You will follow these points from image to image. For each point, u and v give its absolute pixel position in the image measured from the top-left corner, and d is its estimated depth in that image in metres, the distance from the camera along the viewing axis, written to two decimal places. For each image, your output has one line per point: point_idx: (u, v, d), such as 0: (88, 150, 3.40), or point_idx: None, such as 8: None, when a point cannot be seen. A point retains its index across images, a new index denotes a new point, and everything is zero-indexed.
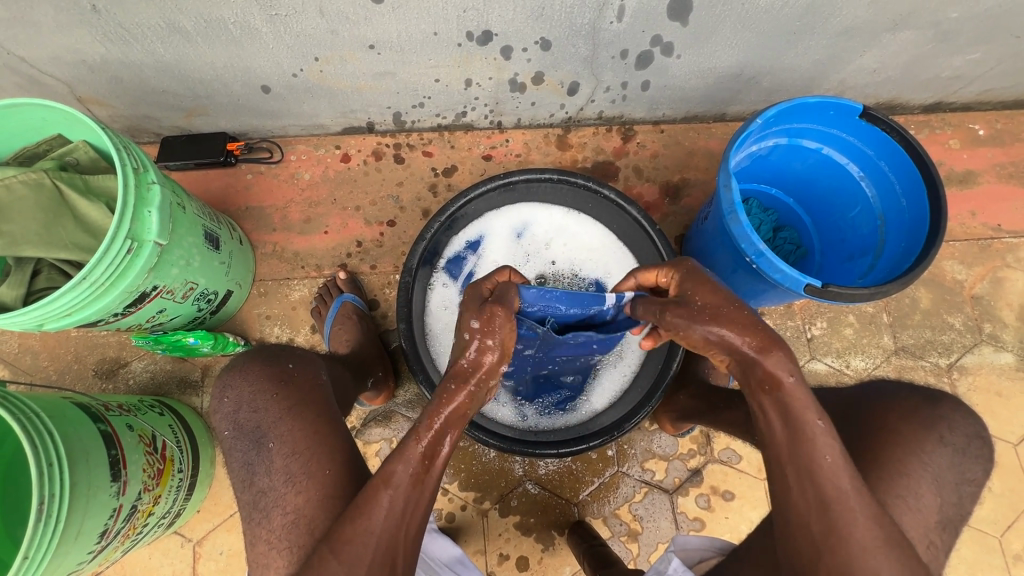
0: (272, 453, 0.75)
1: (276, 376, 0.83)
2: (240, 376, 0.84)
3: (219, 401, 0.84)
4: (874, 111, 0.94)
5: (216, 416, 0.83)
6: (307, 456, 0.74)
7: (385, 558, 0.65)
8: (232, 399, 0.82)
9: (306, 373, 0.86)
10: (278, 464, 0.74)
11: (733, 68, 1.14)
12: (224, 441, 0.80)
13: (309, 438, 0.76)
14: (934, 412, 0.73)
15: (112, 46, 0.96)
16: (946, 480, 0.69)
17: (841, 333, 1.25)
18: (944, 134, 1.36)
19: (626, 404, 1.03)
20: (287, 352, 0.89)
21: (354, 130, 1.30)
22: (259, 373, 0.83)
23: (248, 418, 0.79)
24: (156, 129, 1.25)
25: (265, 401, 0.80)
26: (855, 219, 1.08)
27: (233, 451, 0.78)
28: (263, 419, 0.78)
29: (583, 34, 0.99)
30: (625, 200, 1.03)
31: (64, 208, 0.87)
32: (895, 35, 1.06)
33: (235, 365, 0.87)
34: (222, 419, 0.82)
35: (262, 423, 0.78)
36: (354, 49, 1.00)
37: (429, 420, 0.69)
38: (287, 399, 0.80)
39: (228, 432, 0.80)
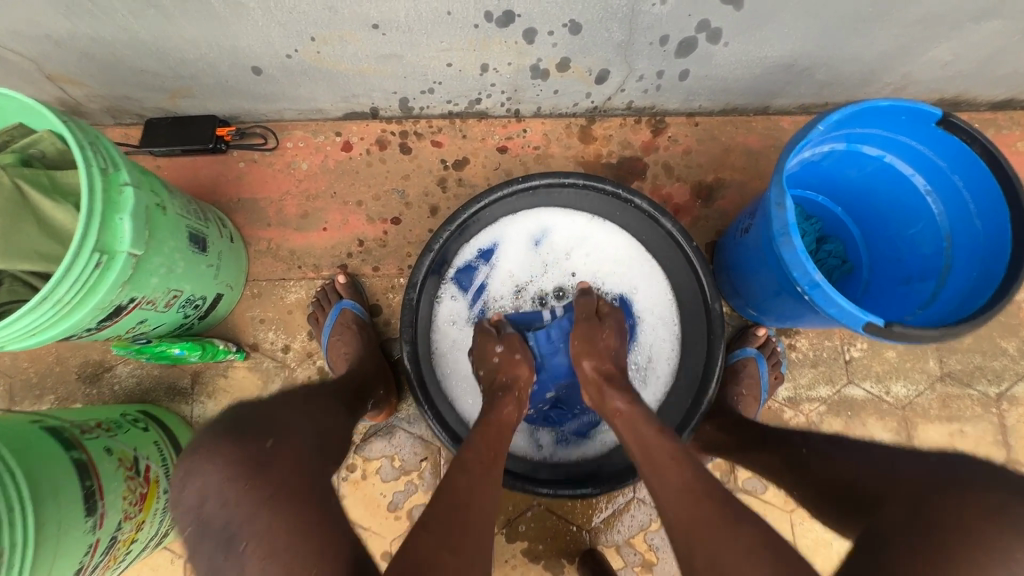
0: (245, 553, 0.56)
1: (251, 459, 0.62)
2: (202, 458, 0.62)
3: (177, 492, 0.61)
4: (956, 119, 0.81)
5: (174, 508, 0.61)
6: (287, 557, 0.56)
7: (475, 527, 0.62)
8: (192, 490, 0.60)
9: (293, 450, 0.67)
10: (255, 565, 0.56)
11: (786, 59, 1.00)
12: (184, 535, 0.60)
13: (294, 534, 0.57)
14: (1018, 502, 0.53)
15: (78, 21, 0.84)
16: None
17: (883, 356, 1.15)
18: (1012, 135, 1.22)
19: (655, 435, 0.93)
20: (266, 422, 0.69)
21: (356, 116, 1.18)
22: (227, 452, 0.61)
23: (215, 513, 0.58)
24: (138, 111, 1.13)
25: (238, 492, 0.59)
26: (915, 237, 0.96)
27: (200, 548, 0.58)
28: (233, 515, 0.58)
29: (620, 17, 0.86)
30: (659, 210, 0.91)
31: (26, 210, 0.77)
32: (979, 25, 0.91)
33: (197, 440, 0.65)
34: (180, 513, 0.60)
35: (232, 521, 0.58)
36: (355, 28, 0.87)
37: (486, 417, 0.80)
38: (268, 486, 0.60)
39: (187, 529, 0.60)
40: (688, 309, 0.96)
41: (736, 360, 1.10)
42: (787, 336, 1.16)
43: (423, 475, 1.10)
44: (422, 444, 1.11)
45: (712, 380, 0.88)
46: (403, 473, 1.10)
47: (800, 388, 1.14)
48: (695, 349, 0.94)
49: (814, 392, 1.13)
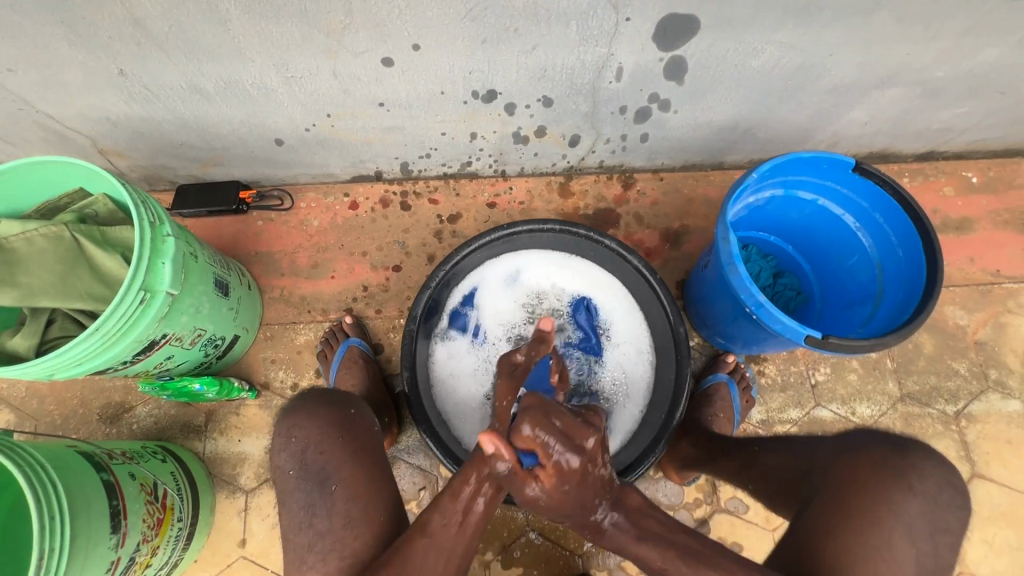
0: (334, 496, 0.69)
1: (339, 420, 0.75)
2: (305, 416, 0.75)
3: (283, 441, 0.74)
4: (867, 166, 0.96)
5: (278, 455, 0.73)
6: (369, 502, 0.70)
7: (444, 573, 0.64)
8: (298, 440, 0.73)
9: (367, 420, 0.79)
10: (340, 507, 0.68)
11: (728, 122, 1.18)
12: (285, 482, 0.71)
13: (372, 481, 0.71)
14: (902, 462, 0.65)
15: (135, 105, 1.01)
16: (918, 529, 0.61)
17: (845, 380, 1.25)
18: (938, 181, 1.40)
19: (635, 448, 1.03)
20: (345, 395, 0.81)
21: (363, 178, 1.35)
22: (327, 415, 0.75)
23: (315, 458, 0.71)
24: (172, 178, 1.29)
25: (332, 445, 0.72)
26: (854, 267, 1.09)
27: (294, 492, 0.70)
28: (330, 459, 0.71)
29: (584, 93, 1.04)
30: (626, 249, 1.05)
31: (82, 258, 0.90)
32: (884, 92, 1.10)
33: (293, 404, 0.77)
34: (282, 458, 0.72)
35: (330, 464, 0.71)
36: (365, 106, 1.05)
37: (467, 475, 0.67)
38: (353, 444, 0.73)
39: (292, 472, 0.71)
40: (659, 334, 1.08)
41: (709, 386, 1.19)
42: (756, 363, 1.26)
43: (421, 503, 1.16)
44: (421, 474, 1.17)
45: (682, 402, 0.98)
46: (403, 502, 1.16)
47: (772, 412, 1.23)
48: (667, 369, 1.05)
49: (785, 415, 1.22)
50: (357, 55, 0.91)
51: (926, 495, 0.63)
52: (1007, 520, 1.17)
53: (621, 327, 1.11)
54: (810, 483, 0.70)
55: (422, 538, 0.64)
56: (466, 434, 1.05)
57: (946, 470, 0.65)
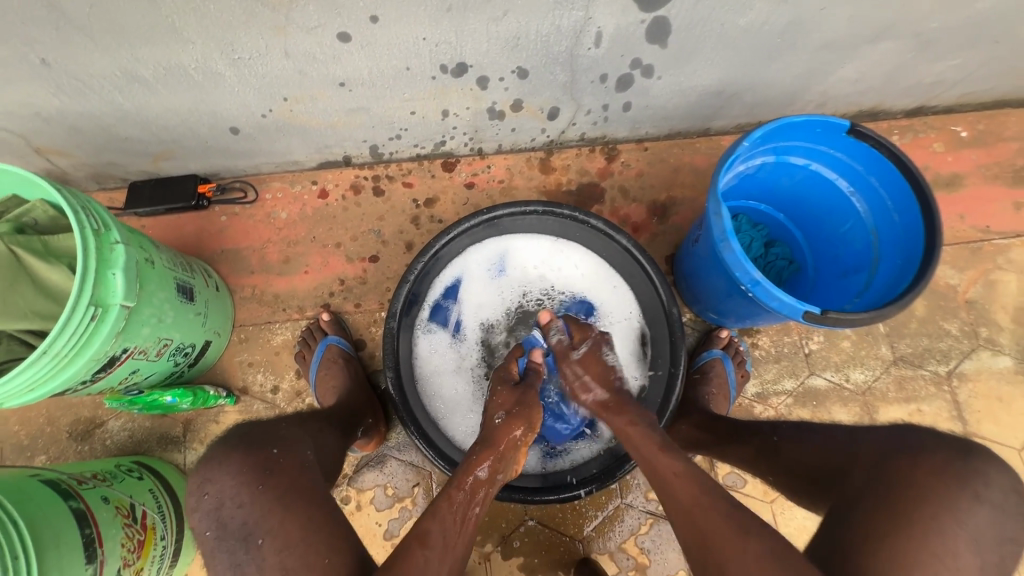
0: (264, 550, 0.60)
1: (259, 463, 0.66)
2: (218, 465, 0.66)
3: (196, 499, 0.64)
4: (862, 128, 0.91)
5: (192, 516, 0.64)
6: (305, 547, 0.61)
7: None
8: (212, 496, 0.64)
9: (295, 458, 0.71)
10: (273, 561, 0.60)
11: (714, 86, 1.12)
12: (205, 544, 0.62)
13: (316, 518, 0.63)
14: (967, 464, 0.59)
15: (66, 98, 0.91)
16: (985, 541, 0.55)
17: (839, 347, 1.23)
18: (927, 137, 1.36)
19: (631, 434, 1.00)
20: (269, 433, 0.74)
21: (331, 165, 1.26)
22: (241, 463, 0.66)
23: (234, 514, 0.62)
24: (122, 175, 1.19)
25: (253, 495, 0.63)
26: (848, 234, 1.06)
27: (217, 553, 0.61)
28: (250, 514, 0.62)
29: (561, 61, 0.96)
30: (613, 229, 1.00)
31: (23, 274, 0.82)
32: (875, 47, 1.04)
33: (209, 452, 0.68)
34: (199, 519, 0.63)
35: (248, 519, 0.62)
36: (324, 87, 0.96)
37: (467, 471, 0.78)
38: (278, 488, 0.65)
39: (209, 533, 0.62)
40: (651, 315, 1.04)
41: (704, 362, 1.17)
42: (749, 335, 1.24)
43: (416, 500, 1.13)
44: (413, 470, 1.14)
45: (677, 386, 0.95)
46: (397, 500, 1.13)
47: (766, 384, 1.21)
48: (661, 351, 1.01)
49: (780, 386, 1.21)
50: (310, 31, 0.82)
51: (993, 503, 0.57)
52: None
53: (611, 311, 1.08)
54: (854, 482, 0.65)
55: (423, 550, 0.64)
56: (457, 432, 1.01)
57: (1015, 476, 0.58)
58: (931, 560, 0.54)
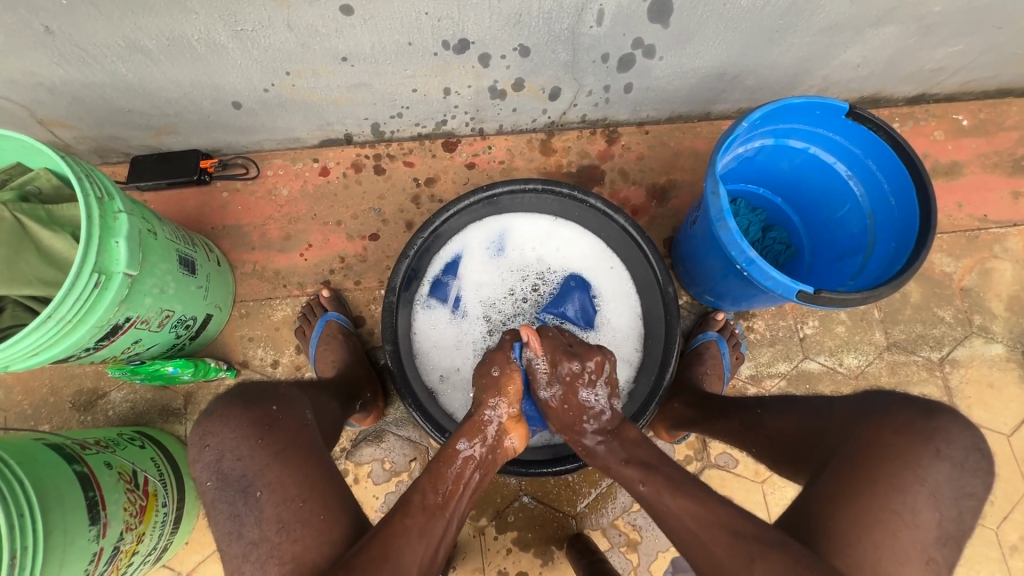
0: (262, 502, 0.62)
1: (259, 421, 0.68)
2: (218, 418, 0.68)
3: (198, 450, 0.66)
4: (860, 110, 0.92)
5: (193, 467, 0.66)
6: (301, 503, 0.63)
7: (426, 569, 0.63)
8: (213, 449, 0.66)
9: (294, 415, 0.72)
10: (270, 513, 0.62)
11: (716, 68, 1.12)
12: (205, 494, 0.64)
13: (305, 484, 0.64)
14: (929, 424, 0.63)
15: (71, 68, 0.91)
16: (944, 495, 0.59)
17: (833, 331, 1.24)
18: (928, 126, 1.36)
19: (631, 403, 1.01)
20: (267, 391, 0.74)
21: (332, 143, 1.27)
22: (240, 419, 0.67)
23: (233, 466, 0.65)
24: (124, 149, 1.20)
25: (252, 448, 0.65)
26: (845, 218, 1.06)
27: (216, 503, 0.63)
28: (250, 466, 0.64)
29: (563, 39, 0.97)
30: (612, 208, 1.00)
31: (26, 241, 0.83)
32: (878, 31, 1.04)
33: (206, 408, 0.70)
34: (201, 469, 0.66)
35: (249, 471, 0.64)
36: (326, 62, 0.96)
37: (450, 447, 0.75)
38: (277, 445, 0.66)
39: (209, 483, 0.64)
40: (647, 295, 1.05)
41: (699, 343, 1.18)
42: (745, 319, 1.25)
43: (413, 475, 1.14)
44: (410, 445, 1.16)
45: (672, 362, 0.95)
46: (394, 475, 1.15)
47: (760, 366, 1.22)
48: (656, 330, 1.02)
49: (774, 369, 1.22)
50: (313, 3, 0.82)
51: (953, 460, 0.60)
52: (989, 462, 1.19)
53: (607, 290, 1.08)
54: (829, 442, 0.69)
55: (403, 518, 0.65)
56: (454, 407, 1.03)
57: (976, 435, 0.63)
58: (895, 515, 0.58)
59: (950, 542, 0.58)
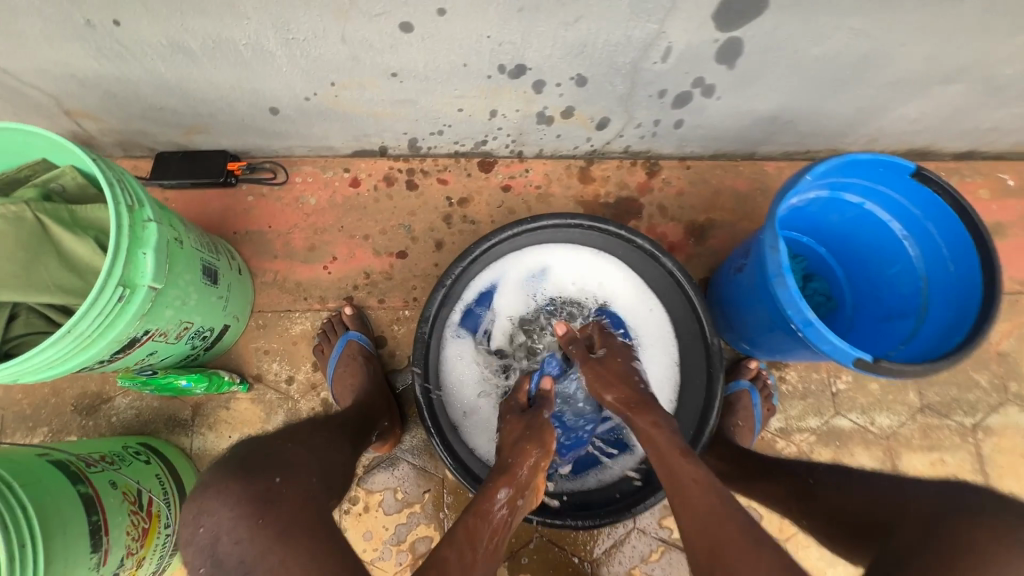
0: None
1: (256, 497, 0.60)
2: (214, 493, 0.61)
3: (190, 531, 0.60)
4: (927, 172, 0.88)
5: (185, 550, 0.60)
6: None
7: None
8: (209, 530, 0.59)
9: (299, 486, 0.65)
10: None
11: (771, 112, 1.08)
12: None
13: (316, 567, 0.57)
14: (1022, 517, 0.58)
15: (107, 62, 0.87)
16: None
17: (867, 388, 1.21)
18: (974, 183, 1.33)
19: None
20: (269, 455, 0.68)
21: (365, 153, 1.22)
22: (236, 494, 0.60)
23: (230, 551, 0.57)
24: (150, 144, 1.15)
25: (251, 530, 0.58)
26: (894, 277, 1.03)
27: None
28: (248, 551, 0.57)
29: (623, 73, 0.93)
30: (660, 251, 0.96)
31: (47, 243, 0.78)
32: (943, 89, 1.01)
33: (201, 481, 0.63)
34: (193, 553, 0.59)
35: (248, 557, 0.57)
36: (375, 76, 0.92)
37: (486, 500, 0.74)
38: (278, 524, 0.58)
39: (204, 570, 0.58)
40: (687, 341, 1.00)
41: (730, 392, 1.14)
42: (777, 368, 1.21)
43: (425, 507, 1.10)
44: (424, 476, 1.11)
45: (712, 419, 0.91)
46: (406, 506, 1.10)
47: (790, 419, 1.18)
48: (695, 380, 0.98)
49: (804, 424, 1.18)
50: (373, 18, 0.78)
51: None
52: None
53: (645, 332, 1.04)
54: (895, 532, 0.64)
55: None
56: (479, 443, 0.99)
57: None
58: None
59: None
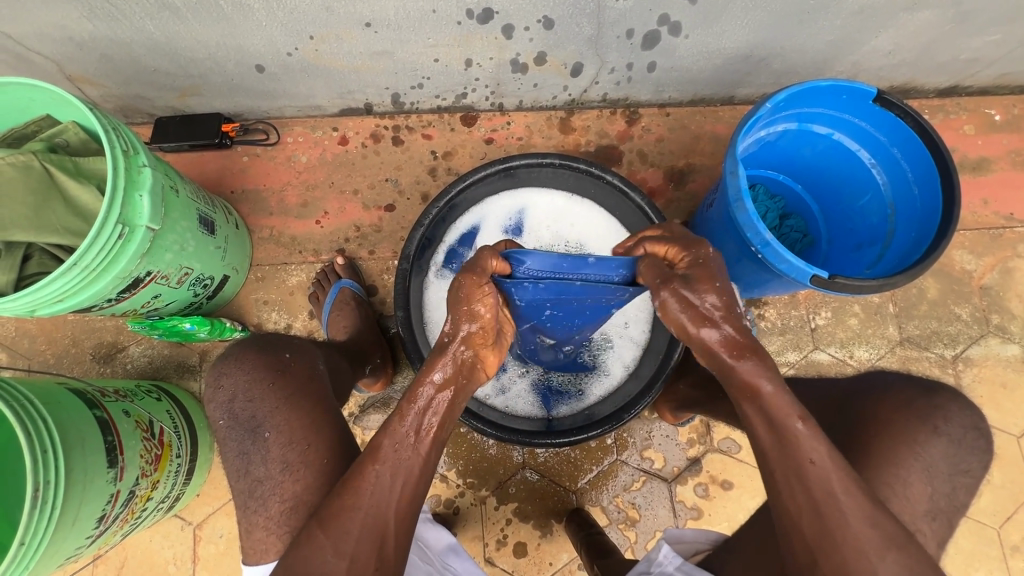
0: (269, 443, 0.72)
1: (270, 366, 0.77)
2: (235, 364, 0.78)
3: (213, 391, 0.78)
4: (888, 96, 0.90)
5: (210, 405, 0.78)
6: (304, 446, 0.72)
7: (371, 536, 0.63)
8: (226, 389, 0.77)
9: (305, 363, 0.81)
10: (276, 454, 0.71)
11: (742, 50, 1.10)
12: (218, 430, 0.75)
13: (308, 428, 0.73)
14: (931, 405, 0.72)
15: (99, 23, 0.93)
16: (940, 471, 0.69)
17: (846, 323, 1.23)
18: (958, 119, 1.32)
19: (639, 379, 1.01)
20: (283, 340, 0.84)
21: (352, 112, 1.27)
22: (254, 361, 0.78)
23: (243, 407, 0.75)
24: (149, 109, 1.22)
25: (262, 391, 0.75)
26: (865, 208, 1.05)
27: (228, 440, 0.74)
28: (259, 409, 0.74)
29: (588, 12, 0.96)
30: (628, 185, 1.01)
31: (55, 191, 0.85)
32: (912, 16, 1.02)
33: (230, 352, 0.81)
34: (215, 407, 0.77)
35: (257, 413, 0.74)
36: (350, 27, 0.97)
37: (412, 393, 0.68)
38: (284, 389, 0.75)
39: (222, 421, 0.75)
40: None
41: None
42: (757, 306, 1.24)
43: None
44: None
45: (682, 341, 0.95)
46: None
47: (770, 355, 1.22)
48: None
49: (783, 358, 1.21)
50: None
51: (950, 437, 0.71)
52: (996, 461, 1.18)
53: None
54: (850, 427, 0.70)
55: (373, 465, 0.65)
56: None
57: (974, 416, 0.72)
58: None
59: (941, 517, 0.69)
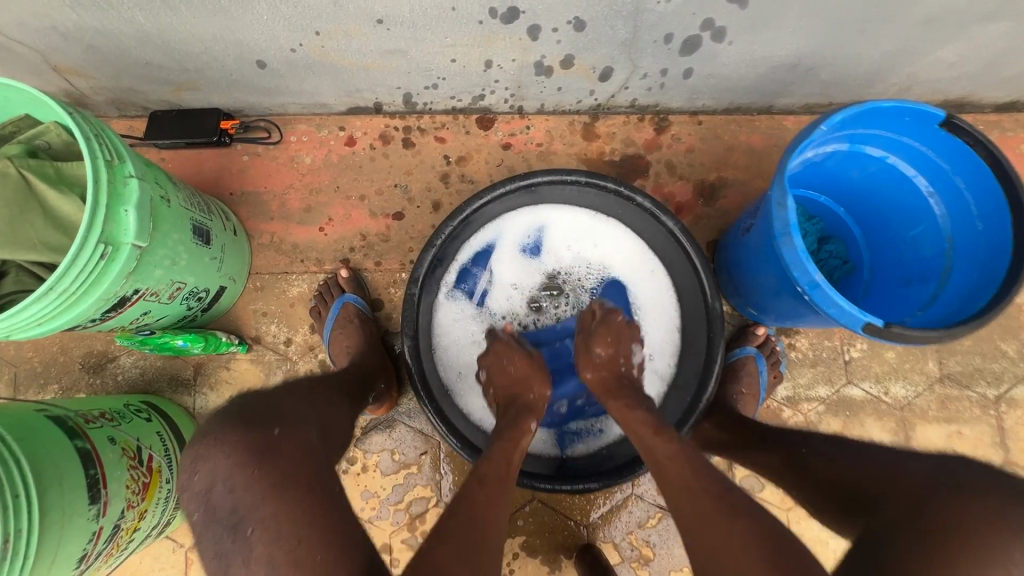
0: (252, 540, 0.60)
1: (254, 447, 0.66)
2: (212, 444, 0.67)
3: (188, 478, 0.67)
4: (957, 121, 0.80)
5: (183, 495, 0.66)
6: (296, 546, 0.60)
7: None
8: (203, 476, 0.65)
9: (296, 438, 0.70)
10: (261, 552, 0.60)
11: (789, 59, 1.00)
12: (193, 525, 0.64)
13: (300, 523, 0.61)
14: None
15: (84, 12, 0.84)
16: None
17: (883, 357, 1.15)
18: (1016, 137, 1.22)
19: (663, 419, 0.94)
20: (272, 410, 0.73)
21: (360, 111, 1.18)
22: (234, 442, 0.66)
23: (223, 498, 0.63)
24: (143, 103, 1.13)
25: (244, 479, 0.63)
26: (918, 239, 0.96)
27: (202, 540, 0.63)
28: (241, 499, 0.63)
29: (624, 15, 0.86)
30: (661, 209, 0.91)
31: (34, 201, 0.78)
32: (984, 27, 0.91)
33: (205, 430, 0.69)
34: (188, 500, 0.65)
35: (240, 504, 0.62)
36: (360, 23, 0.87)
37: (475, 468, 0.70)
38: (271, 477, 0.64)
39: (197, 514, 0.64)
40: (689, 306, 0.96)
41: (736, 359, 1.10)
42: (787, 335, 1.16)
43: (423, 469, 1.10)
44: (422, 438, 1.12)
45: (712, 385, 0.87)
46: (403, 467, 1.11)
47: (799, 388, 1.14)
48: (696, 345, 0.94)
49: (813, 392, 1.14)
50: None
51: None
52: None
53: (645, 296, 1.00)
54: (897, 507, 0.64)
55: (435, 546, 0.60)
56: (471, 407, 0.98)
57: None
58: None
59: None
